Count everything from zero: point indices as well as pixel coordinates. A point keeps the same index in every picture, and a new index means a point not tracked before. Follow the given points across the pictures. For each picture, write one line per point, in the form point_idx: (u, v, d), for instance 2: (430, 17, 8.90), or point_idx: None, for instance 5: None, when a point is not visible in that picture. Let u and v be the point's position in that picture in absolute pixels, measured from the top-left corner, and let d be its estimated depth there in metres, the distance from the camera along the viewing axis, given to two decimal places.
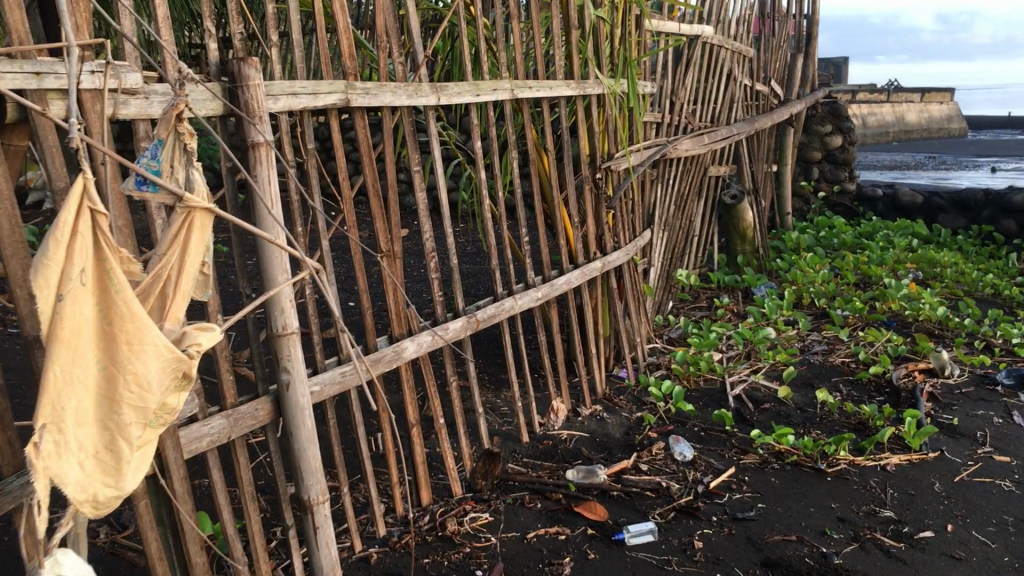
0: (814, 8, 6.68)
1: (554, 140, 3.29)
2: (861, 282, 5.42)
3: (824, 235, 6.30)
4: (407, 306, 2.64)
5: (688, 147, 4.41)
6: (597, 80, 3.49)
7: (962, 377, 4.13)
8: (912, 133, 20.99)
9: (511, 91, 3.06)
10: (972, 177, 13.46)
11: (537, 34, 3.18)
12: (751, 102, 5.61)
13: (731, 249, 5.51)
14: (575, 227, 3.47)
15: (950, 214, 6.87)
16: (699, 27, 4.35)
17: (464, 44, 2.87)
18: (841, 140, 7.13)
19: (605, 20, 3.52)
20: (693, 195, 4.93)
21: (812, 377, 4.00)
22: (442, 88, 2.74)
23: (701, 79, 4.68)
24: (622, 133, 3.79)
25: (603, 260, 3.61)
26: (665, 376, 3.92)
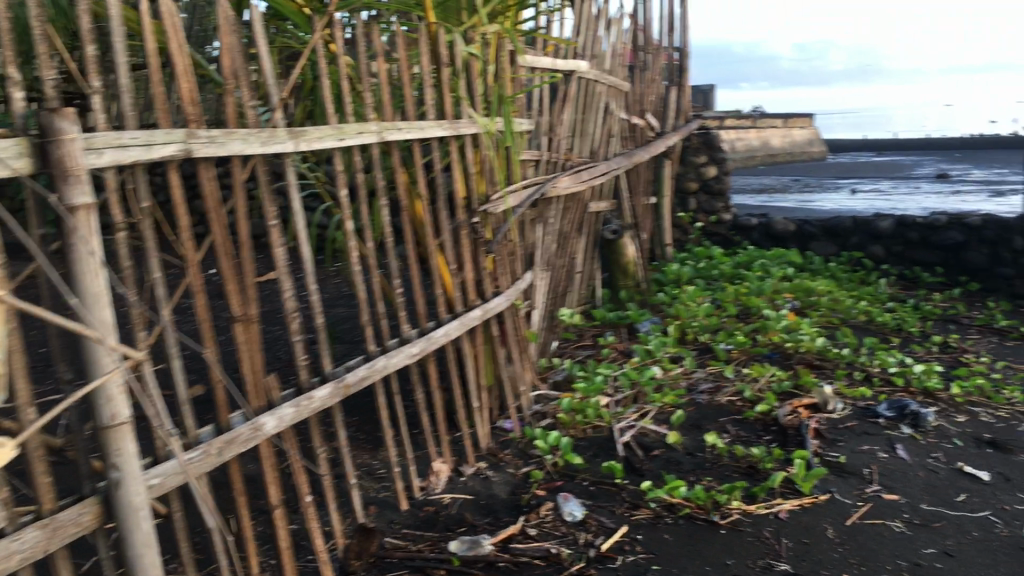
0: (684, 41, 6.74)
1: (427, 183, 3.10)
2: (741, 314, 5.42)
3: (703, 266, 6.31)
4: (266, 374, 2.38)
5: (567, 184, 4.30)
6: (470, 119, 3.32)
7: (845, 411, 4.13)
8: (777, 157, 21.80)
9: (379, 133, 2.85)
10: (834, 198, 14.01)
11: (405, 71, 2.99)
12: (628, 135, 5.57)
13: (613, 284, 5.42)
14: (452, 275, 3.28)
15: (821, 241, 7.01)
16: (573, 62, 4.25)
17: (324, 85, 2.64)
18: (715, 170, 7.20)
19: (477, 56, 3.36)
20: (573, 232, 4.82)
21: (699, 418, 3.91)
22: (301, 132, 2.51)
23: (577, 114, 4.58)
24: (499, 173, 3.63)
25: (483, 307, 3.42)
26: (551, 425, 3.76)
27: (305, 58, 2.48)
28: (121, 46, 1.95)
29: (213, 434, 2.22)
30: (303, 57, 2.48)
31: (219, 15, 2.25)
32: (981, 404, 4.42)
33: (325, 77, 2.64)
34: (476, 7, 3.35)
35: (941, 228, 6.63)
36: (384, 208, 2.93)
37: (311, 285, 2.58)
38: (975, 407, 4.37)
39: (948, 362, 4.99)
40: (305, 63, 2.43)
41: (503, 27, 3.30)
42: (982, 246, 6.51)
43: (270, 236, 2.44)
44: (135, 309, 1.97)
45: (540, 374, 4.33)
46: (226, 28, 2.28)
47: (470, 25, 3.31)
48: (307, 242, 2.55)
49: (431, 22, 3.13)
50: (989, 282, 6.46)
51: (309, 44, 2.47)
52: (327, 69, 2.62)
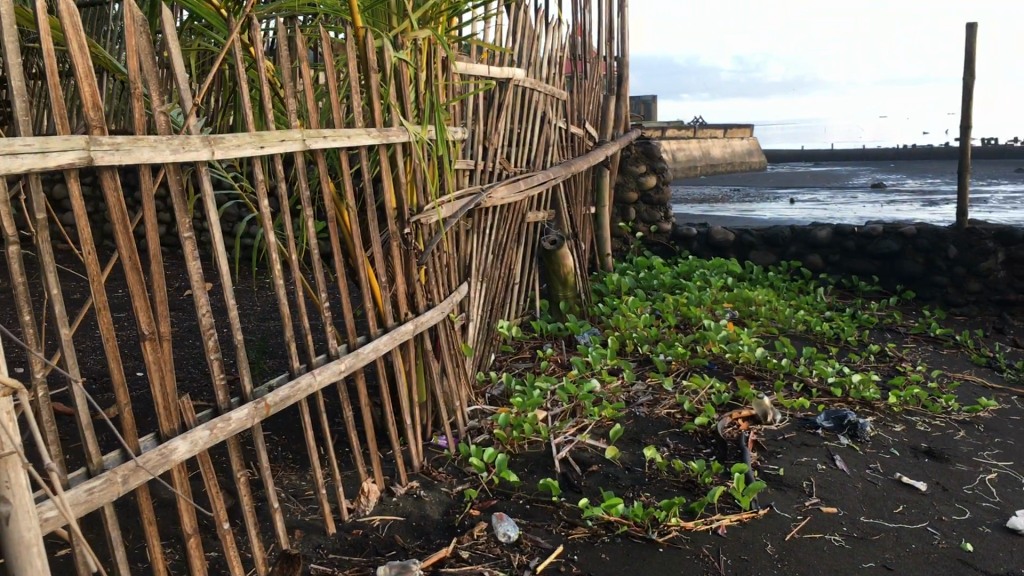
0: (623, 50, 6.73)
1: (355, 193, 2.98)
2: (681, 324, 5.39)
3: (643, 276, 6.28)
4: (179, 396, 2.24)
5: (503, 194, 4.21)
6: (401, 127, 3.21)
7: (784, 422, 4.10)
8: (718, 167, 22.06)
9: (303, 141, 2.73)
10: (773, 208, 14.17)
11: (331, 77, 2.87)
12: (566, 144, 5.51)
13: (553, 295, 5.36)
14: (383, 287, 3.16)
15: (760, 251, 7.04)
16: (509, 70, 4.17)
17: (243, 89, 2.51)
18: (655, 180, 7.19)
19: (408, 62, 3.26)
20: (511, 243, 4.75)
21: (637, 431, 3.85)
22: (217, 140, 2.38)
23: (514, 122, 4.51)
24: (432, 182, 3.53)
25: (415, 321, 3.31)
26: (487, 441, 3.66)
27: (221, 62, 2.36)
28: (12, 47, 1.81)
29: (118, 461, 2.07)
30: (219, 61, 2.35)
31: (125, 16, 2.11)
32: (917, 413, 4.44)
33: (244, 82, 2.52)
34: (407, 12, 3.25)
35: (877, 238, 6.71)
36: (309, 218, 2.81)
37: (230, 300, 2.45)
38: (912, 417, 4.40)
39: (884, 371, 5.02)
40: (221, 67, 2.30)
41: (434, 33, 3.21)
42: (917, 256, 6.60)
43: (184, 249, 2.31)
44: (27, 329, 1.82)
45: (476, 388, 4.23)
46: (133, 29, 2.14)
47: (400, 31, 3.21)
48: (224, 255, 2.42)
49: (359, 27, 3.02)
50: (924, 290, 6.55)
51: (226, 48, 2.34)
52: (245, 74, 2.50)
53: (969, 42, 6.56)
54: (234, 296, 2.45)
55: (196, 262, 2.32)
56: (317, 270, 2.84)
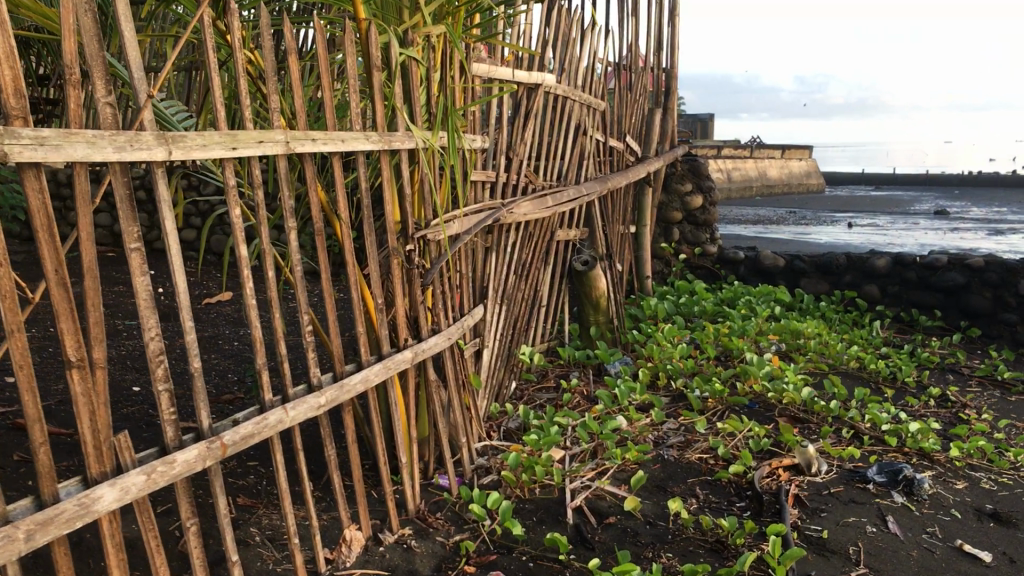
0: (672, 61, 6.36)
1: (349, 204, 2.66)
2: (721, 357, 5.00)
3: (684, 301, 5.89)
4: (113, 433, 1.91)
5: (527, 210, 3.87)
6: (406, 131, 2.90)
7: (830, 474, 3.69)
8: (773, 188, 21.46)
9: (285, 143, 2.41)
10: (830, 231, 13.59)
11: (324, 74, 2.57)
12: (605, 158, 5.16)
13: (583, 319, 4.99)
14: (378, 310, 2.84)
15: (812, 278, 6.58)
16: (536, 75, 3.84)
17: (214, 82, 2.20)
18: (701, 200, 6.80)
19: (418, 61, 2.95)
20: (538, 262, 4.40)
21: (664, 478, 3.47)
22: (174, 138, 2.06)
23: (543, 132, 4.17)
24: (442, 194, 3.20)
25: (415, 348, 2.97)
26: (495, 483, 3.30)
27: (182, 48, 2.04)
28: None
29: (28, 510, 1.76)
30: (179, 47, 2.04)
31: None
32: (981, 469, 3.97)
33: (215, 74, 2.21)
34: (418, 6, 2.95)
35: (941, 269, 6.22)
36: (291, 230, 2.49)
37: (186, 323, 2.13)
38: (976, 473, 3.92)
39: (945, 418, 4.55)
40: (179, 53, 1.98)
41: (447, 28, 2.89)
42: (984, 290, 6.09)
43: (130, 263, 1.99)
44: None
45: (490, 421, 3.89)
46: (71, 4, 1.83)
47: (410, 25, 2.90)
48: (180, 270, 2.10)
49: (360, 17, 2.71)
50: (990, 327, 6.04)
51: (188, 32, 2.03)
52: (217, 63, 2.19)
53: None
54: (193, 317, 2.13)
55: (144, 278, 2.00)
56: (299, 289, 2.51)
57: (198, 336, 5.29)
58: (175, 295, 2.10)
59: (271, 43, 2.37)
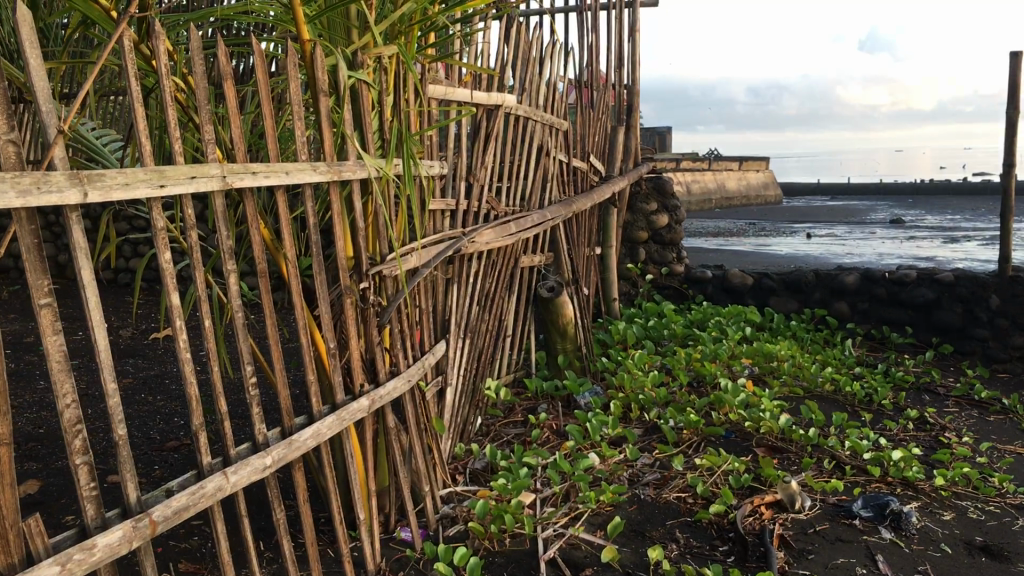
0: (633, 78, 6.23)
1: (296, 242, 2.43)
2: (694, 383, 4.83)
3: (652, 324, 5.72)
4: (20, 517, 1.66)
5: (489, 238, 3.67)
6: (358, 160, 2.69)
7: (815, 509, 3.51)
8: (733, 200, 21.52)
9: (222, 178, 2.18)
10: (790, 243, 13.56)
11: (265, 101, 2.34)
12: (569, 179, 4.98)
13: (550, 347, 4.79)
14: (331, 356, 2.61)
15: (781, 297, 6.45)
16: (496, 95, 3.66)
17: (137, 113, 1.96)
18: (667, 218, 6.66)
19: (369, 84, 2.74)
20: (503, 290, 4.20)
21: (641, 522, 3.27)
22: (90, 177, 1.81)
23: (505, 155, 3.98)
24: (399, 225, 2.98)
25: (372, 395, 2.73)
26: (462, 534, 3.08)
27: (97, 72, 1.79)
28: None
29: None
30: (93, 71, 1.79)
31: None
32: (966, 497, 3.79)
33: (139, 103, 1.97)
34: (368, 25, 2.75)
35: (910, 285, 6.12)
36: (231, 273, 2.25)
37: (108, 384, 1.88)
38: (962, 502, 3.75)
39: (925, 442, 4.41)
40: (95, 81, 1.74)
41: (400, 49, 2.69)
42: (954, 305, 5.99)
43: (40, 321, 1.75)
44: None
45: (455, 463, 3.67)
46: None
47: (360, 45, 2.70)
48: (101, 327, 1.85)
49: (305, 39, 2.50)
50: (962, 343, 5.94)
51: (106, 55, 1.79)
52: (141, 91, 1.95)
53: (1013, 71, 6.00)
54: (117, 378, 1.89)
55: (57, 338, 1.76)
56: (241, 338, 2.28)
57: (145, 374, 5.03)
58: (95, 355, 1.85)
59: (203, 66, 2.14)
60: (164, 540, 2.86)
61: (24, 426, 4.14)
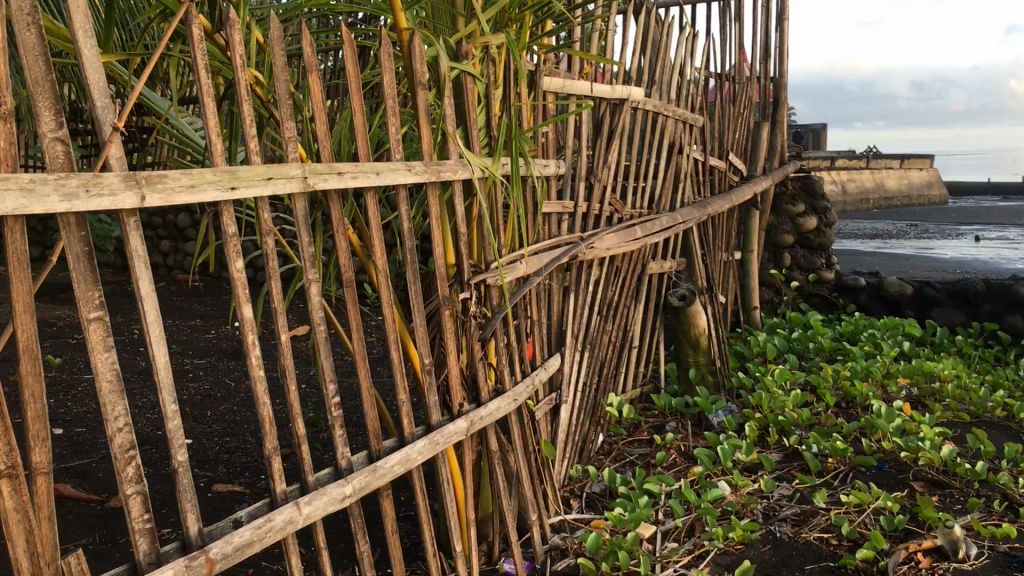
0: (780, 70, 5.80)
1: (387, 249, 2.23)
2: (842, 404, 4.38)
3: (797, 336, 5.27)
4: (60, 554, 1.53)
5: (611, 243, 3.38)
6: (460, 159, 2.46)
7: (982, 559, 3.03)
8: (893, 200, 20.24)
9: (303, 179, 2.00)
10: (955, 245, 12.52)
11: (355, 94, 2.15)
12: (705, 179, 4.61)
13: (681, 360, 4.45)
14: (425, 372, 2.39)
15: (945, 308, 5.83)
16: (620, 88, 3.37)
17: (206, 108, 1.79)
18: (815, 221, 6.17)
19: (474, 75, 2.52)
20: (628, 299, 3.90)
21: (776, 565, 2.92)
22: (148, 178, 1.64)
23: (631, 152, 3.68)
24: (508, 230, 2.75)
25: (471, 415, 2.50)
26: (572, 569, 2.82)
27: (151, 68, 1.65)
28: None
29: None
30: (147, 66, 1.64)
31: None
32: None
33: (209, 96, 1.79)
34: (475, 12, 2.52)
35: None
36: (312, 283, 2.06)
37: (168, 405, 1.71)
38: None
39: None
40: (151, 75, 1.59)
41: (508, 37, 2.46)
42: None
43: (90, 336, 1.59)
44: None
45: (571, 485, 3.40)
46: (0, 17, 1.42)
47: (465, 34, 2.48)
48: (160, 343, 1.69)
49: (402, 26, 2.30)
50: None
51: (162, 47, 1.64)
52: (210, 85, 1.78)
53: None
54: (177, 399, 1.72)
55: (109, 355, 1.61)
56: (322, 352, 2.08)
57: (270, 375, 5.00)
58: (153, 373, 1.69)
59: (283, 56, 1.96)
60: (257, 558, 2.73)
61: (143, 427, 4.00)
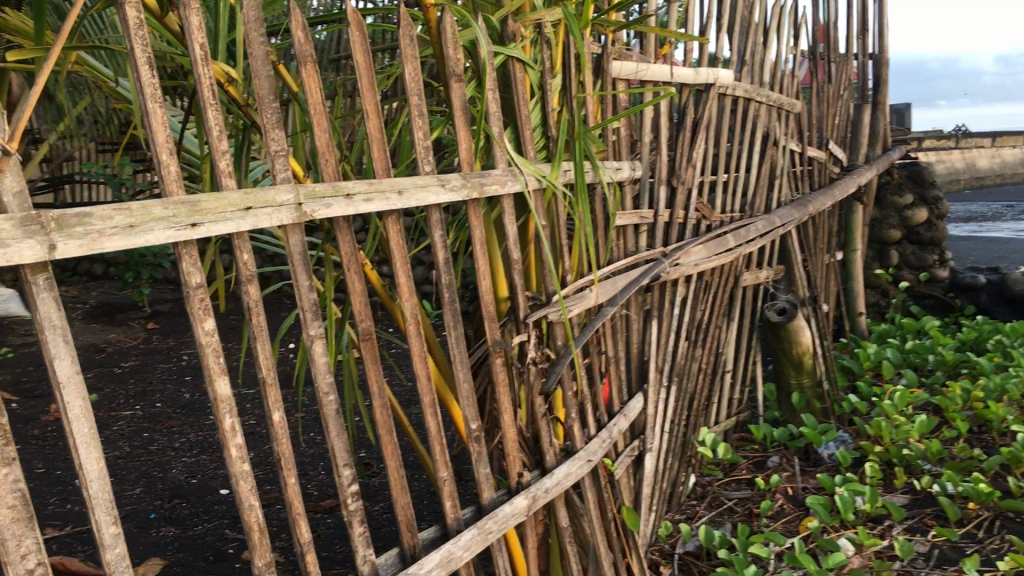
0: (880, 46, 5.15)
1: (414, 290, 1.74)
2: (975, 432, 3.75)
3: (913, 346, 4.62)
4: None
5: (699, 256, 2.84)
6: (509, 169, 1.96)
7: None
8: (989, 180, 19.00)
9: (296, 206, 1.52)
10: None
11: (366, 91, 1.67)
12: (803, 173, 4.02)
13: (782, 383, 3.87)
14: (472, 439, 1.89)
15: None
16: (705, 71, 2.83)
17: (150, 116, 1.32)
18: (925, 213, 5.48)
19: (524, 60, 2.01)
20: (721, 317, 3.34)
21: None
22: (58, 219, 1.18)
23: (719, 145, 3.12)
24: (575, 251, 2.23)
25: (532, 491, 1.99)
26: None
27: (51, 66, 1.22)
28: None
29: None
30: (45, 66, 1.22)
31: None
32: None
33: (155, 100, 1.33)
34: None
35: None
36: (316, 340, 1.57)
37: (105, 529, 1.24)
38: None
39: None
40: (50, 70, 1.14)
41: (566, 12, 1.94)
42: None
43: None
44: None
45: (659, 546, 2.87)
46: None
47: (511, 9, 1.97)
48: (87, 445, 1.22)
49: (428, 4, 1.81)
50: None
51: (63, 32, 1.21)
52: (155, 85, 1.32)
53: None
54: (117, 518, 1.25)
55: (10, 472, 1.13)
56: (331, 429, 1.60)
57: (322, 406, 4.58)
58: (81, 487, 1.22)
59: (264, 43, 1.48)
60: None
61: (175, 473, 3.59)
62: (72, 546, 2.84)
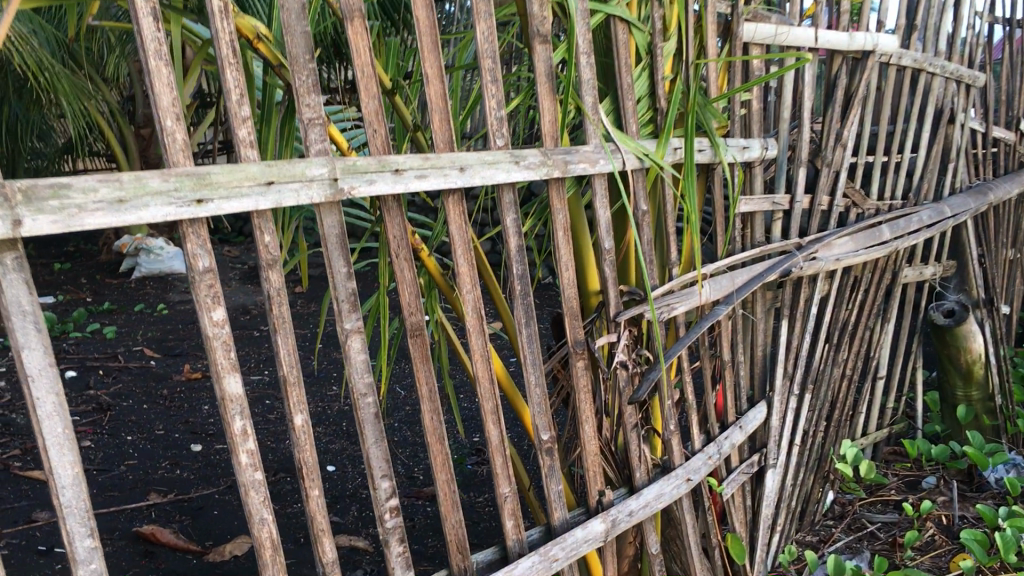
0: None
1: (475, 281, 1.52)
2: None
3: None
4: None
5: (845, 247, 2.47)
6: (602, 146, 1.70)
7: None
8: None
9: (331, 180, 1.32)
10: None
11: (427, 50, 1.44)
12: (987, 156, 3.49)
13: (945, 394, 3.41)
14: (542, 451, 1.67)
15: None
16: (861, 36, 2.39)
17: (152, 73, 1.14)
18: None
19: (625, 18, 1.73)
20: (874, 317, 2.93)
21: None
22: (27, 191, 1.04)
23: (879, 121, 2.71)
24: (685, 239, 1.94)
25: (611, 514, 1.74)
26: None
27: None
28: None
29: None
30: None
31: None
32: None
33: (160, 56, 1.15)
34: None
35: None
36: (352, 335, 1.39)
37: (79, 543, 1.12)
38: None
39: None
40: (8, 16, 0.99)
41: None
42: None
43: None
44: None
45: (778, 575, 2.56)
46: None
47: None
48: (58, 449, 1.09)
49: None
50: None
51: None
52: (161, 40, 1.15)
53: None
54: (93, 532, 1.13)
55: None
56: (367, 437, 1.42)
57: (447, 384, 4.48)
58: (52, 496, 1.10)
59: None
60: None
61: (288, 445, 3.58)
62: (170, 516, 2.86)
